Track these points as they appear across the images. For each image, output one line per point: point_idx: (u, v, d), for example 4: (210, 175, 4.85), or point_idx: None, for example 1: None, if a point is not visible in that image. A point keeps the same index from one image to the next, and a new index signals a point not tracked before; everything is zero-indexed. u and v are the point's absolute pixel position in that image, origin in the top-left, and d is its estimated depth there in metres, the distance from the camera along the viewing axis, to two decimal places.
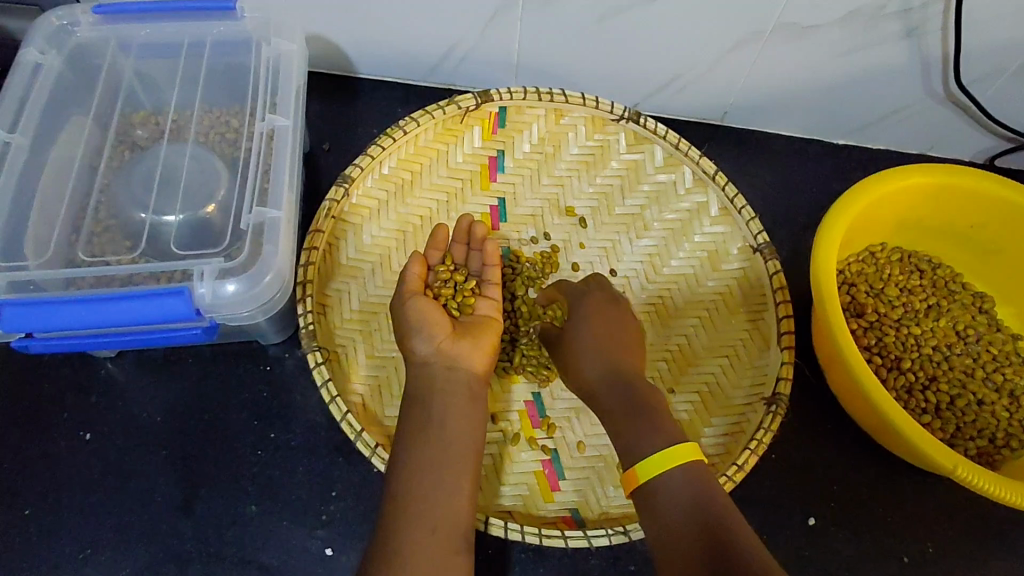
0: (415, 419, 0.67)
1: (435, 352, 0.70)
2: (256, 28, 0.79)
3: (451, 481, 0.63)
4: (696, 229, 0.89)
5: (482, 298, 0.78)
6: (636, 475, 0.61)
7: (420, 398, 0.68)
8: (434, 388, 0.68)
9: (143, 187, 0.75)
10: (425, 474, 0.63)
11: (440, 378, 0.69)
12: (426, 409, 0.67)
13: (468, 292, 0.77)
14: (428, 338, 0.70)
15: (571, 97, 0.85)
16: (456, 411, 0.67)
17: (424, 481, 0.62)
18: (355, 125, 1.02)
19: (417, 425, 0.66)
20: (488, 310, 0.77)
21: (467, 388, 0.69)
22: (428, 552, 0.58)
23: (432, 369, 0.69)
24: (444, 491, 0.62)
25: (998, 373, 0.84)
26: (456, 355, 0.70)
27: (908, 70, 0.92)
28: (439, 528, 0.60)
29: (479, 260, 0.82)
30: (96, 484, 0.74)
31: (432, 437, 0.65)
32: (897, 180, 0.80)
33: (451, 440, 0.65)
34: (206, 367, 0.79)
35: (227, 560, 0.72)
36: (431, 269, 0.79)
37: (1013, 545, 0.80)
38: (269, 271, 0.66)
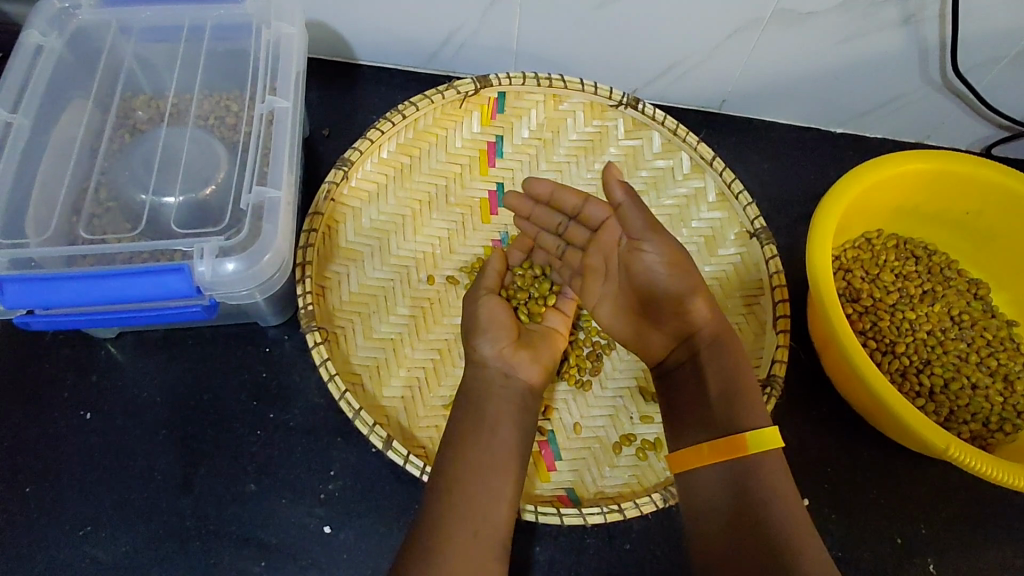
0: (465, 423, 0.68)
1: (495, 356, 0.72)
2: (257, 12, 0.80)
3: (494, 485, 0.64)
4: (694, 214, 0.90)
5: (552, 309, 0.82)
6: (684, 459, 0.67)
7: (479, 402, 0.69)
8: (487, 395, 0.70)
9: (144, 168, 0.75)
10: (472, 479, 0.64)
11: (496, 383, 0.70)
12: (479, 415, 0.68)
13: (540, 301, 0.82)
14: (492, 341, 0.72)
15: (570, 83, 0.86)
16: (507, 418, 0.69)
17: (475, 483, 0.64)
18: (355, 110, 1.02)
19: (466, 430, 0.67)
20: (556, 322, 0.81)
21: (518, 397, 0.71)
22: (469, 553, 0.59)
23: (490, 373, 0.71)
24: (489, 496, 0.63)
25: (992, 358, 0.84)
26: (515, 364, 0.72)
27: (905, 58, 0.92)
28: (484, 531, 0.61)
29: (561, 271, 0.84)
30: (96, 463, 0.74)
31: (483, 444, 0.66)
32: (894, 166, 0.81)
33: (500, 448, 0.67)
34: (206, 348, 0.80)
35: (227, 537, 0.72)
36: (509, 270, 0.84)
37: (1004, 527, 0.81)
38: (269, 250, 0.66)
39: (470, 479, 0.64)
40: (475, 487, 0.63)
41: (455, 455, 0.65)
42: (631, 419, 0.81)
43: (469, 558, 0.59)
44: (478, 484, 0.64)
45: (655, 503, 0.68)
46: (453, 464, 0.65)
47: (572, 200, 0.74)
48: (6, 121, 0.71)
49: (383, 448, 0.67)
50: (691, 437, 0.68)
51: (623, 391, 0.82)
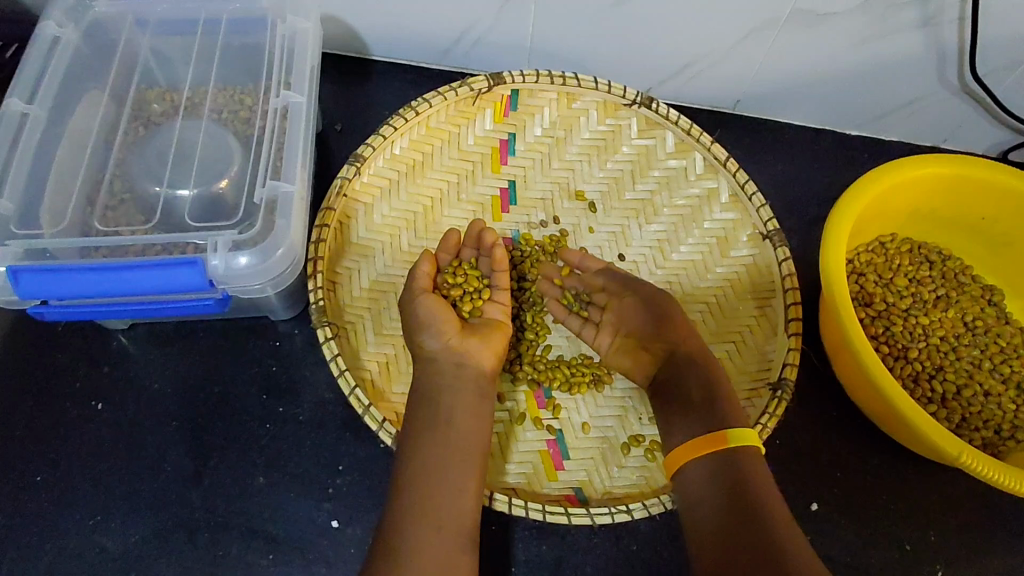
0: (421, 417, 0.68)
1: (443, 349, 0.71)
2: (272, 6, 0.80)
3: (455, 477, 0.64)
4: (706, 215, 0.89)
5: (490, 302, 0.79)
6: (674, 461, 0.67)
7: (430, 396, 0.69)
8: (439, 388, 0.69)
9: (158, 161, 0.75)
10: (434, 472, 0.64)
11: (449, 375, 0.70)
12: (435, 408, 0.68)
13: (476, 295, 0.79)
14: (437, 335, 0.71)
15: (583, 81, 0.85)
16: (463, 408, 0.69)
17: (433, 477, 0.64)
18: (368, 105, 1.02)
19: (424, 424, 0.67)
20: (496, 314, 0.78)
21: (468, 383, 0.70)
22: (435, 548, 0.60)
23: (439, 365, 0.71)
24: (452, 487, 0.64)
25: (1005, 365, 0.84)
26: (465, 351, 0.71)
27: (923, 60, 0.91)
28: (448, 522, 0.62)
29: (487, 263, 0.81)
30: (107, 453, 0.75)
31: (439, 435, 0.66)
32: (909, 171, 0.80)
33: (459, 438, 0.67)
34: (217, 341, 0.80)
35: (234, 529, 0.73)
36: (439, 270, 0.80)
37: (1014, 534, 0.80)
38: (282, 244, 0.66)
39: (429, 474, 0.64)
40: (433, 479, 0.63)
41: (413, 451, 0.65)
42: (640, 420, 0.80)
43: (434, 552, 0.59)
44: (438, 478, 0.64)
45: (664, 504, 0.68)
46: (414, 460, 0.65)
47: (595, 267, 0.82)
48: (22, 111, 0.72)
49: (392, 444, 0.67)
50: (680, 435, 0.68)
51: (632, 391, 0.82)
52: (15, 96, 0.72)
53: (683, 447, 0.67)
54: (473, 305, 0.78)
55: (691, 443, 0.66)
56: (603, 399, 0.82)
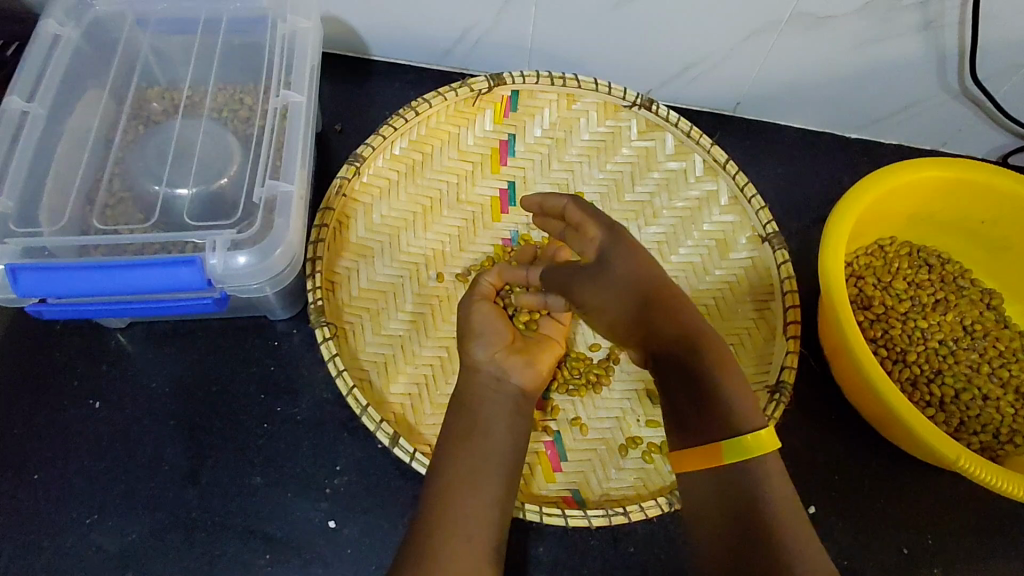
0: (460, 426, 0.68)
1: (490, 360, 0.71)
2: (273, 6, 0.80)
3: (484, 489, 0.63)
4: (705, 217, 0.90)
5: (548, 319, 0.80)
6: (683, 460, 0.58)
7: (470, 405, 0.69)
8: (477, 400, 0.69)
9: (157, 160, 0.75)
10: (461, 481, 0.64)
11: (490, 389, 0.70)
12: (472, 421, 0.68)
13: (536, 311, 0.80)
14: (487, 345, 0.72)
15: (584, 83, 0.86)
16: (497, 421, 0.68)
17: (459, 489, 0.63)
18: (368, 105, 1.02)
19: (457, 435, 0.67)
20: (552, 332, 0.79)
21: (501, 394, 0.70)
22: (459, 557, 0.59)
23: (482, 376, 0.70)
24: (482, 497, 0.63)
25: (1004, 369, 0.84)
26: (508, 368, 0.71)
27: (922, 64, 0.92)
28: (469, 531, 0.61)
29: None
30: (105, 452, 0.75)
31: (471, 446, 0.66)
32: (908, 174, 0.80)
33: (484, 449, 0.66)
34: (216, 340, 0.80)
35: (231, 529, 0.72)
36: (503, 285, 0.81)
37: (1012, 538, 0.80)
38: (280, 244, 0.65)
39: (463, 483, 0.63)
40: (459, 489, 0.63)
41: (450, 457, 0.65)
42: (638, 422, 0.80)
43: (460, 560, 0.59)
44: (463, 487, 0.63)
45: (661, 506, 0.68)
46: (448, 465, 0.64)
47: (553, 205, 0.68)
48: (21, 110, 0.72)
49: (389, 444, 0.67)
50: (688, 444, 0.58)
51: (630, 393, 0.82)
52: (15, 94, 0.72)
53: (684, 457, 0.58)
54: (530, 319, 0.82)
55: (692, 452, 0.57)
56: (605, 401, 0.82)
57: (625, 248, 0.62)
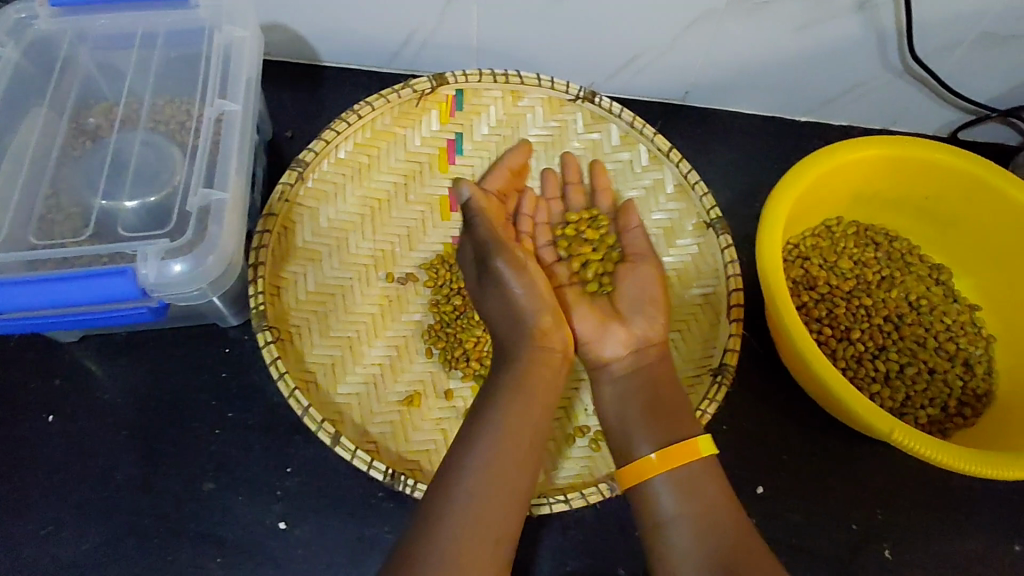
0: (532, 391, 0.68)
1: (546, 331, 0.72)
2: (210, 17, 0.81)
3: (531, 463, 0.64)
4: (653, 207, 0.91)
5: (619, 273, 0.84)
6: (628, 474, 0.69)
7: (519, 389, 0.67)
8: (527, 381, 0.68)
9: (95, 172, 0.77)
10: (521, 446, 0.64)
11: (555, 364, 0.71)
12: (540, 390, 0.68)
13: (595, 262, 0.86)
14: (540, 314, 0.72)
15: (526, 79, 0.87)
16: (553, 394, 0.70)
17: (517, 455, 0.63)
18: (320, 111, 1.03)
19: (524, 401, 0.67)
20: (631, 287, 0.82)
21: (558, 366, 0.71)
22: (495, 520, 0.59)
23: (549, 347, 0.71)
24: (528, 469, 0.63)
25: (951, 343, 0.85)
26: (551, 340, 0.72)
27: (863, 44, 0.92)
28: (494, 524, 0.59)
29: (616, 221, 0.89)
30: (59, 464, 0.76)
31: (531, 427, 0.66)
32: (846, 153, 0.81)
33: (541, 419, 0.67)
34: (167, 350, 0.81)
35: (184, 534, 0.74)
36: (548, 228, 0.90)
37: (961, 510, 0.81)
38: (213, 251, 0.66)
39: (498, 473, 0.61)
40: (519, 453, 0.63)
41: (492, 440, 0.63)
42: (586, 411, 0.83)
43: (477, 552, 0.57)
44: (496, 477, 0.61)
45: (602, 493, 0.70)
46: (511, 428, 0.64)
47: (605, 204, 0.91)
48: None
49: (332, 444, 0.67)
50: (640, 448, 0.70)
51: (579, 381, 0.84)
52: None
53: (642, 462, 0.68)
54: (580, 262, 0.86)
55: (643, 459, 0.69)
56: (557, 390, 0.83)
57: (646, 280, 0.81)
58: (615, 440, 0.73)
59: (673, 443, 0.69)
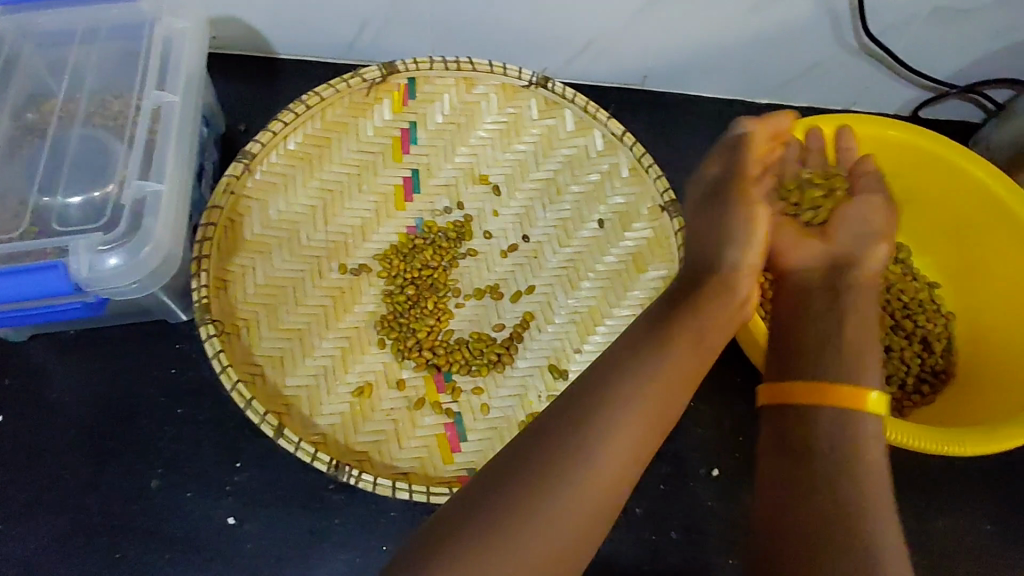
0: (656, 363, 0.57)
1: (743, 265, 0.66)
2: (151, 10, 0.80)
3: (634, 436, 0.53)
4: (609, 191, 0.90)
5: (843, 209, 0.71)
6: (777, 392, 0.62)
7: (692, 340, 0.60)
8: (664, 351, 0.58)
9: (31, 166, 0.76)
10: (636, 422, 0.54)
11: (722, 313, 0.63)
12: (667, 355, 0.58)
13: (819, 199, 0.73)
14: (739, 247, 0.66)
15: (478, 65, 0.86)
16: (676, 368, 0.58)
17: (623, 431, 0.53)
18: (275, 103, 1.02)
19: (638, 370, 0.56)
20: (807, 249, 0.69)
21: (727, 325, 0.64)
22: (579, 512, 0.50)
23: (740, 285, 0.65)
24: (625, 443, 0.53)
25: (909, 320, 0.84)
26: (747, 276, 0.66)
27: (817, 23, 0.91)
28: (597, 497, 0.51)
29: (794, 157, 0.77)
30: (6, 464, 0.75)
31: (652, 401, 0.55)
32: (796, 131, 0.80)
33: (660, 395, 0.56)
34: (115, 347, 0.80)
35: (133, 532, 0.73)
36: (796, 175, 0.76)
37: (918, 489, 0.81)
38: (148, 242, 0.66)
39: (620, 452, 0.52)
40: (623, 430, 0.53)
41: (626, 414, 0.53)
42: (540, 398, 0.82)
43: (581, 526, 0.50)
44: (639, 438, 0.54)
45: None
46: (629, 402, 0.54)
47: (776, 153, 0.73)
48: None
49: (275, 436, 0.66)
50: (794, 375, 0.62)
51: (533, 368, 0.84)
52: None
53: (777, 412, 0.61)
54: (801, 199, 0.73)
55: (800, 392, 0.60)
56: (510, 377, 0.83)
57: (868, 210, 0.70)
58: (774, 367, 0.65)
59: (831, 382, 0.60)
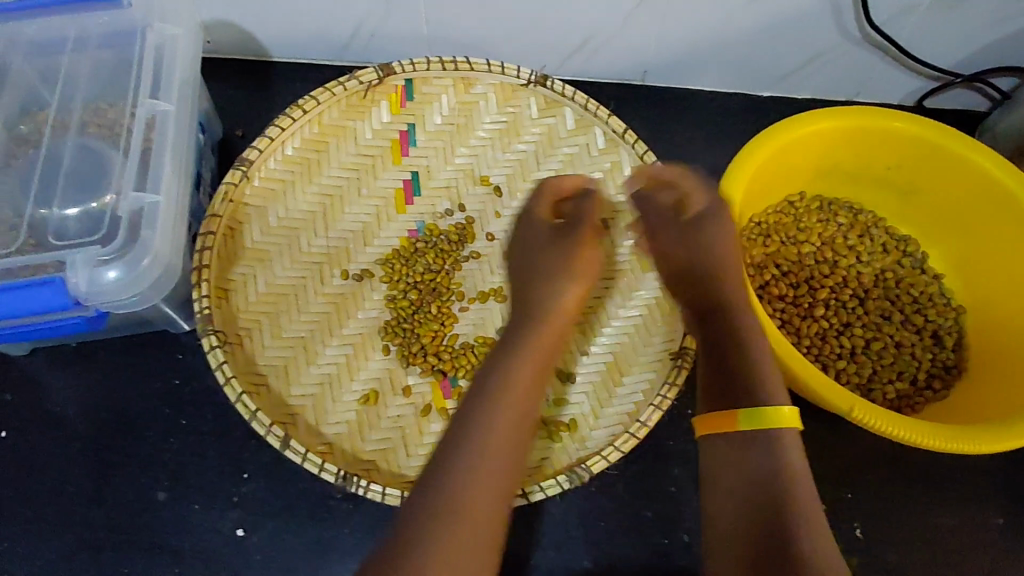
0: (518, 396, 0.60)
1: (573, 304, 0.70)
2: (142, 16, 0.79)
3: (500, 478, 0.57)
4: (612, 190, 0.88)
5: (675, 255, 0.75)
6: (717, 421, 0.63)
7: (541, 357, 0.64)
8: (512, 378, 0.61)
9: (26, 180, 0.75)
10: (496, 460, 0.57)
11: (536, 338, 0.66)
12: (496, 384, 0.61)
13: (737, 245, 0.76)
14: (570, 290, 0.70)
15: (476, 64, 0.85)
16: (521, 392, 0.61)
17: (496, 466, 0.57)
18: (271, 107, 1.01)
19: (481, 404, 0.60)
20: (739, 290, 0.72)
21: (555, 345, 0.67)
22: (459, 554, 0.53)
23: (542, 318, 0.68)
24: (495, 484, 0.56)
25: (919, 315, 0.84)
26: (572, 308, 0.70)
27: (818, 15, 0.90)
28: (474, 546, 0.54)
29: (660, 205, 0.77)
30: (9, 480, 0.74)
31: (519, 431, 0.59)
32: (801, 127, 0.79)
33: (505, 426, 0.59)
34: (116, 358, 0.79)
35: (140, 546, 0.72)
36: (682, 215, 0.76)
37: (929, 485, 0.80)
38: (147, 254, 0.65)
39: (479, 501, 0.55)
40: (493, 470, 0.57)
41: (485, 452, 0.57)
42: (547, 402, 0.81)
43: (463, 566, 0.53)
44: (498, 460, 0.58)
45: (561, 484, 0.68)
46: (490, 434, 0.58)
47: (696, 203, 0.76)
48: None
49: (282, 448, 0.65)
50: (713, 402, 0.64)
51: None
52: None
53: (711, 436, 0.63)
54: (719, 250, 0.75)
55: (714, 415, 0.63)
56: None
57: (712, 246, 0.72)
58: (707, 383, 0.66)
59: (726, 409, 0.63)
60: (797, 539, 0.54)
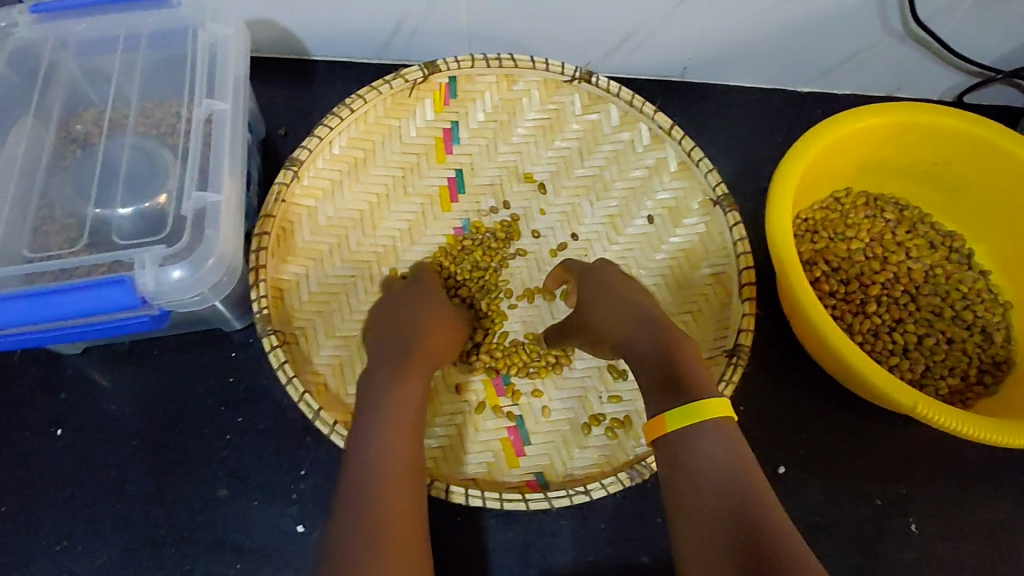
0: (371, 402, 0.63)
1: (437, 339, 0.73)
2: (193, 16, 0.79)
3: (400, 481, 0.59)
4: (657, 186, 0.88)
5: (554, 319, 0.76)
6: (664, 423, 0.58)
7: (412, 363, 0.67)
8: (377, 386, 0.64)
9: (85, 181, 0.75)
10: (383, 463, 0.59)
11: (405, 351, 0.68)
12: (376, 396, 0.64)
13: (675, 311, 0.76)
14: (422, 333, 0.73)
15: (520, 62, 0.85)
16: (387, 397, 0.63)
17: (363, 468, 0.59)
18: (311, 105, 1.01)
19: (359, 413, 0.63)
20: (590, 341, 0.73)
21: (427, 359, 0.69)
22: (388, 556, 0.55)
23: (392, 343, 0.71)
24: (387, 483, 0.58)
25: (969, 311, 0.83)
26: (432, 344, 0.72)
27: (862, 11, 0.90)
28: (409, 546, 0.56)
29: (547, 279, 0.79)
30: (68, 478, 0.75)
31: (393, 435, 0.61)
32: (850, 123, 0.79)
33: (390, 427, 0.62)
34: (171, 357, 0.79)
35: (201, 543, 0.73)
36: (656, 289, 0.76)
37: (982, 481, 0.80)
38: (212, 254, 0.65)
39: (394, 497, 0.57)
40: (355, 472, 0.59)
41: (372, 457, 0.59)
42: (600, 399, 0.81)
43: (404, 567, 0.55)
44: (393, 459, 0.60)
45: (622, 482, 0.68)
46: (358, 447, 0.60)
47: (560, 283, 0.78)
48: None
49: None
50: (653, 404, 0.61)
51: (591, 369, 0.82)
52: None
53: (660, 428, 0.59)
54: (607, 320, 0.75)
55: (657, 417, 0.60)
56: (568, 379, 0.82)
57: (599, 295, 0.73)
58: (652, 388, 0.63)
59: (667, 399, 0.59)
60: (784, 530, 0.51)
